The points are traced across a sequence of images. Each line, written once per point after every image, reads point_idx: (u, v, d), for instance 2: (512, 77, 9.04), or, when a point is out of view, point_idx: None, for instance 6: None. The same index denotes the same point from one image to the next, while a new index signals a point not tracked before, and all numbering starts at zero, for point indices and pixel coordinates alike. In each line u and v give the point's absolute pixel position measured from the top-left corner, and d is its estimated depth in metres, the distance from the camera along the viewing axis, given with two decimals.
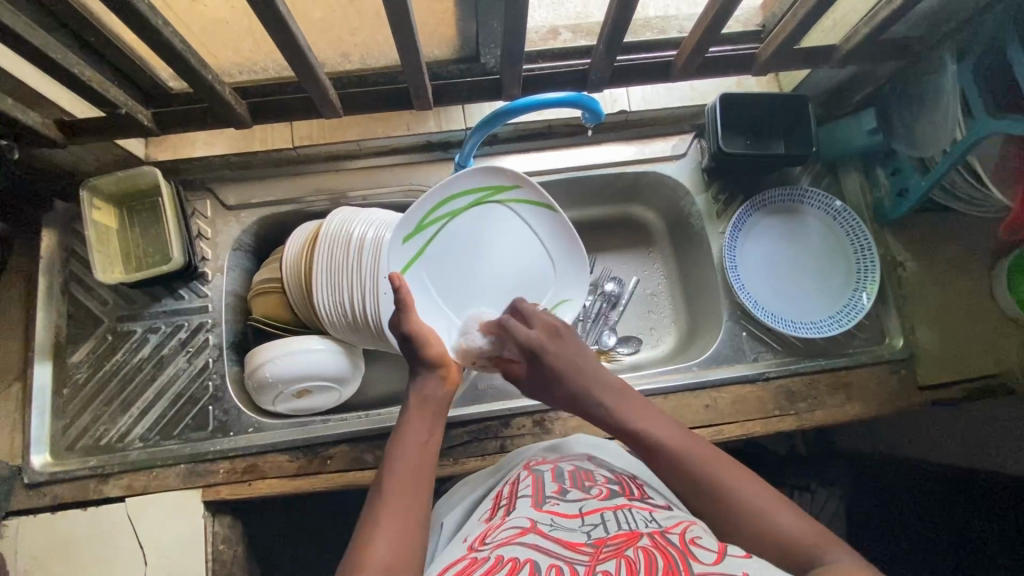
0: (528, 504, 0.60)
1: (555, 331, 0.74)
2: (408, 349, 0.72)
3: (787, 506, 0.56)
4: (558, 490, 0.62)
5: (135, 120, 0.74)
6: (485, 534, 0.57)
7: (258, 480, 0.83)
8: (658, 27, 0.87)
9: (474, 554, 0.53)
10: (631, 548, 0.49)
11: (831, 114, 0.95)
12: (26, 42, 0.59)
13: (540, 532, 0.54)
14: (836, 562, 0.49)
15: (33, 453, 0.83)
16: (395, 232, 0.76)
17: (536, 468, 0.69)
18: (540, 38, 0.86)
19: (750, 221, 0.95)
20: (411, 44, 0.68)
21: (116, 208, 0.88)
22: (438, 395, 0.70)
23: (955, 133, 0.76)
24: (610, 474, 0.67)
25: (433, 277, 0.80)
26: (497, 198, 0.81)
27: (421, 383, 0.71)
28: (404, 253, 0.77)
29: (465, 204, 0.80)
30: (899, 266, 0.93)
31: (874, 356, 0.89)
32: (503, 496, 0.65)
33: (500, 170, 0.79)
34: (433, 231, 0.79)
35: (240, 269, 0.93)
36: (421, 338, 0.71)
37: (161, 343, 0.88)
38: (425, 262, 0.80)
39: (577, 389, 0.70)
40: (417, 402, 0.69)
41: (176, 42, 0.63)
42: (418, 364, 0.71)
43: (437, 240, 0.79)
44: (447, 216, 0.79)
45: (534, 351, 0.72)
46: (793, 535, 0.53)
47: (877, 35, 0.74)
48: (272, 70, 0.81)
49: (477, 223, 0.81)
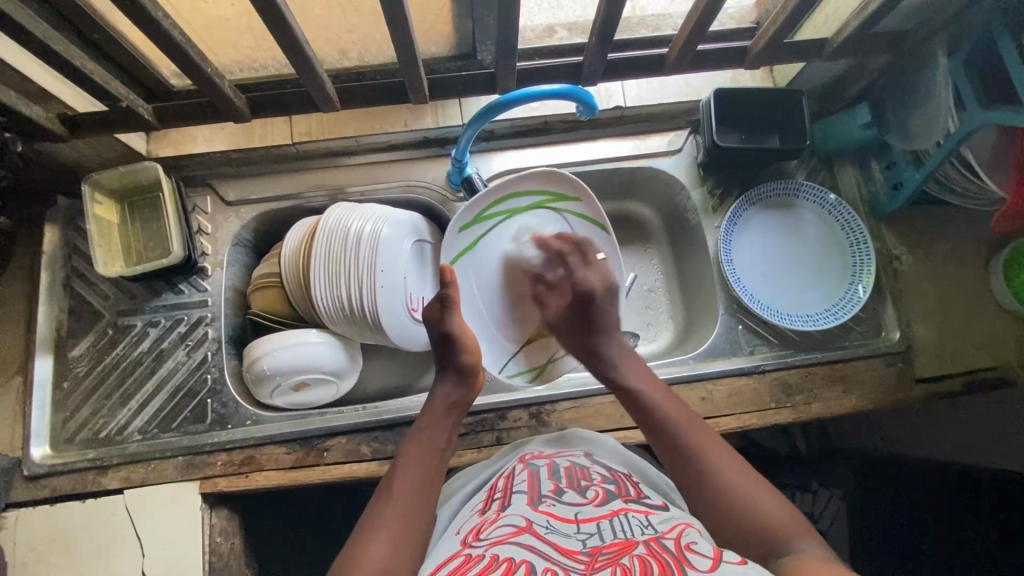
0: (523, 502, 0.60)
1: (608, 285, 0.80)
2: (443, 347, 0.74)
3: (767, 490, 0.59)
4: (554, 489, 0.62)
5: (135, 113, 0.75)
6: (479, 529, 0.57)
7: (255, 472, 0.83)
8: (653, 24, 0.88)
9: (469, 552, 0.53)
10: (627, 557, 0.49)
11: (824, 109, 0.96)
12: (28, 33, 0.61)
13: (535, 534, 0.54)
14: (805, 550, 0.53)
15: (34, 446, 0.83)
16: (454, 222, 0.87)
17: (532, 463, 0.69)
18: (536, 36, 0.88)
19: (746, 215, 0.96)
20: (405, 38, 0.69)
21: (118, 203, 0.89)
22: (462, 398, 0.71)
23: (949, 124, 0.76)
24: (606, 473, 0.67)
25: (480, 268, 0.91)
26: (555, 205, 0.91)
27: (442, 389, 0.71)
28: (461, 242, 0.89)
29: (526, 204, 0.91)
30: (895, 260, 0.93)
31: (871, 349, 0.89)
32: (498, 489, 0.65)
33: (561, 177, 0.88)
34: (488, 225, 0.90)
35: (239, 264, 0.94)
36: (459, 340, 0.73)
37: (161, 336, 0.89)
38: (475, 252, 0.90)
39: (597, 339, 0.77)
40: (441, 401, 0.70)
41: (176, 34, 0.64)
42: (450, 365, 0.73)
43: (489, 234, 0.90)
44: (503, 213, 0.90)
45: (584, 292, 0.78)
46: (770, 523, 0.56)
47: (867, 27, 0.75)
48: (271, 67, 0.83)
49: (528, 225, 0.91)
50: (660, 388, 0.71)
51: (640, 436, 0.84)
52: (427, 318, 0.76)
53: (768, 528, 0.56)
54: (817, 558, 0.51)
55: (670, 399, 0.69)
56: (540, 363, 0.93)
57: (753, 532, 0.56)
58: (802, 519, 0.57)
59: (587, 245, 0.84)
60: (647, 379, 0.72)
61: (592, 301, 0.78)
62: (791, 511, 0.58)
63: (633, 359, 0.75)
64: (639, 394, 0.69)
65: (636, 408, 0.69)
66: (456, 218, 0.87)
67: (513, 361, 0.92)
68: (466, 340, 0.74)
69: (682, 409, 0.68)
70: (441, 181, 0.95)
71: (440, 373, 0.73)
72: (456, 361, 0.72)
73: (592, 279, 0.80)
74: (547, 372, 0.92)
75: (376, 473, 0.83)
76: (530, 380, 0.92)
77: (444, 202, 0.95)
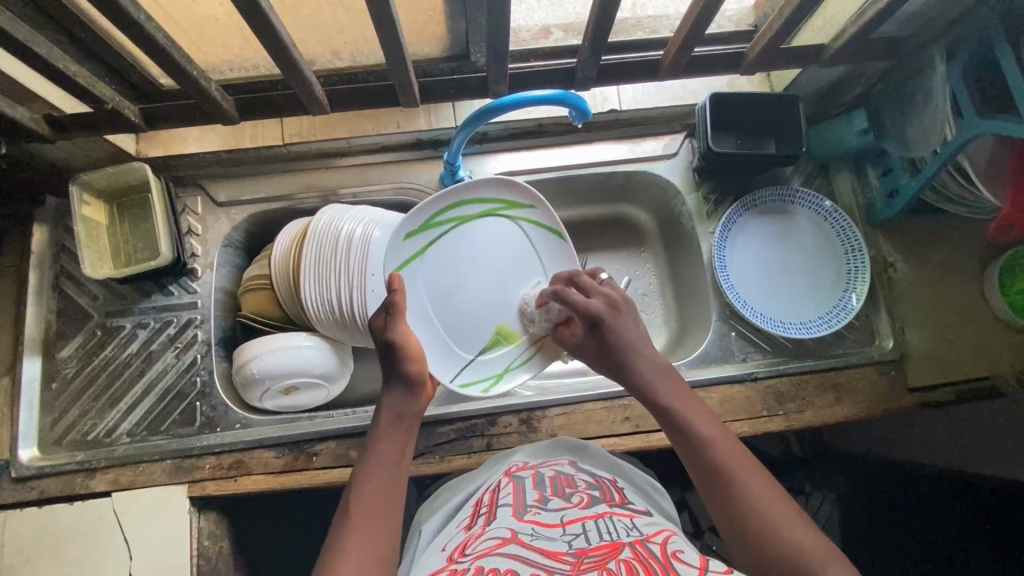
0: (508, 513, 0.59)
1: (613, 302, 0.72)
2: (386, 355, 0.69)
3: (797, 515, 0.53)
4: (539, 498, 0.61)
5: (122, 115, 0.74)
6: (464, 545, 0.56)
7: (244, 475, 0.83)
8: (651, 26, 0.87)
9: (454, 566, 0.52)
10: (613, 562, 0.48)
11: (821, 115, 0.95)
12: (8, 36, 0.59)
13: (521, 543, 0.53)
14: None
15: (22, 447, 0.83)
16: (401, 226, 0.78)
17: (517, 475, 0.68)
18: (531, 37, 0.86)
19: (741, 221, 0.95)
20: (395, 41, 0.68)
21: (106, 204, 0.88)
22: (410, 407, 0.67)
23: (944, 131, 0.74)
24: (590, 479, 0.66)
25: (428, 275, 0.82)
26: (508, 212, 0.84)
27: (390, 396, 0.68)
28: (407, 249, 0.80)
29: (477, 211, 0.83)
30: (890, 267, 0.92)
31: (864, 357, 0.89)
32: (483, 504, 0.64)
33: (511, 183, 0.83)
34: (437, 232, 0.82)
35: (230, 265, 0.93)
36: (402, 348, 0.69)
37: (150, 338, 0.88)
38: (425, 258, 0.82)
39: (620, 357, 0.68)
40: (390, 414, 0.66)
41: (160, 37, 0.62)
42: (395, 375, 0.68)
43: (441, 241, 0.82)
44: (453, 220, 0.82)
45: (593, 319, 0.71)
46: (799, 549, 0.50)
47: (865, 34, 0.74)
48: (262, 67, 0.82)
49: (483, 232, 0.84)
50: (698, 403, 0.64)
51: (630, 444, 0.84)
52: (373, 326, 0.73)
53: (793, 556, 0.50)
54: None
55: (708, 417, 0.62)
56: (495, 371, 0.86)
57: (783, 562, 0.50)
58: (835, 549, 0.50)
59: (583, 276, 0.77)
60: (680, 391, 0.65)
61: (601, 326, 0.70)
62: (822, 536, 0.51)
63: (668, 373, 0.67)
64: (674, 413, 0.63)
65: (671, 427, 0.62)
66: (400, 225, 0.78)
67: (464, 370, 0.84)
68: (410, 346, 0.69)
69: (718, 426, 0.61)
70: (434, 184, 0.94)
71: (385, 384, 0.69)
72: (401, 371, 0.68)
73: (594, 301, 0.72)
74: (500, 383, 0.86)
75: None
76: (485, 390, 0.85)
77: None
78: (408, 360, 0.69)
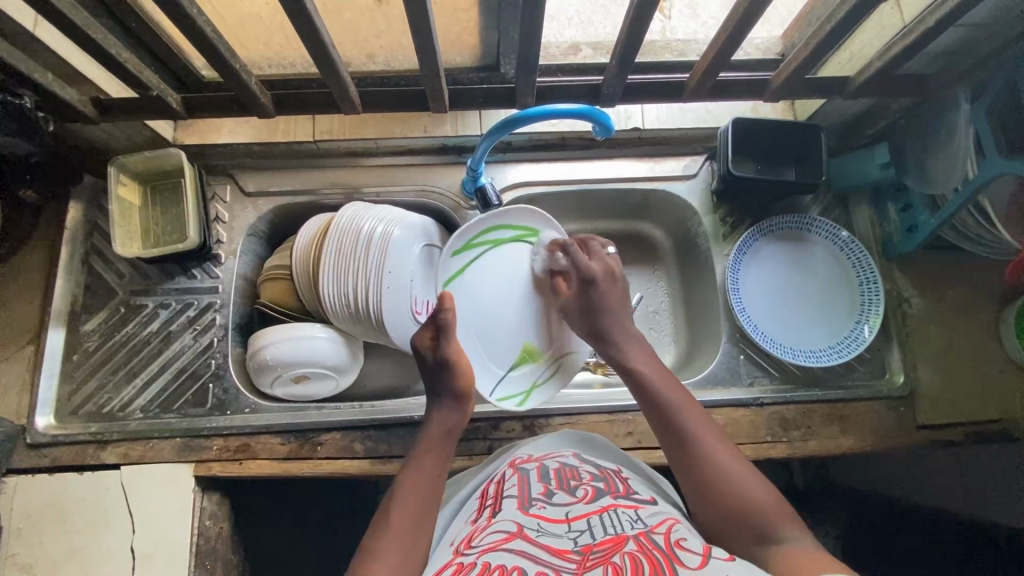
0: (513, 505, 0.59)
1: (612, 271, 0.83)
2: (437, 372, 0.74)
3: (754, 473, 0.60)
4: (544, 491, 0.61)
5: (165, 103, 0.78)
6: (471, 537, 0.56)
7: (249, 460, 0.85)
8: (678, 49, 0.89)
9: (460, 560, 0.53)
10: (618, 555, 0.49)
11: (843, 146, 0.96)
12: (69, 21, 0.63)
13: (527, 538, 0.53)
14: (790, 542, 0.54)
15: (39, 415, 0.85)
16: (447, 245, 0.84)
17: (522, 466, 0.68)
18: (561, 53, 0.90)
19: (757, 245, 0.96)
20: (429, 48, 0.71)
21: (140, 186, 0.91)
22: (457, 423, 0.71)
23: (967, 169, 0.75)
24: (595, 471, 0.67)
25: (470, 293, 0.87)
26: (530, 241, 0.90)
27: (442, 411, 0.72)
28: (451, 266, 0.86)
29: (508, 237, 0.89)
30: (904, 302, 0.92)
31: (873, 391, 0.88)
32: (490, 496, 0.65)
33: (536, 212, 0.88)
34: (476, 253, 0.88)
35: (252, 254, 0.96)
36: (452, 365, 0.74)
37: (170, 319, 0.91)
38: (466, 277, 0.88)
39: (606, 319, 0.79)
40: (438, 427, 0.70)
41: (209, 30, 0.66)
42: (446, 392, 0.73)
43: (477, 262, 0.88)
44: (488, 243, 0.88)
45: (588, 277, 0.81)
46: (760, 507, 0.57)
47: (889, 69, 0.76)
48: (299, 65, 0.85)
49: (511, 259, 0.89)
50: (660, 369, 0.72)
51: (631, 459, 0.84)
52: (418, 345, 0.77)
53: (755, 513, 0.57)
54: (803, 551, 0.52)
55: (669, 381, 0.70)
56: (524, 388, 0.89)
57: (736, 512, 0.58)
58: (787, 506, 0.58)
59: (592, 242, 0.87)
60: (649, 362, 0.73)
61: (594, 285, 0.80)
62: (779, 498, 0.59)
63: (638, 346, 0.76)
64: (637, 373, 0.71)
65: (637, 388, 0.70)
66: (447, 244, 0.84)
67: (501, 384, 0.87)
68: (458, 364, 0.73)
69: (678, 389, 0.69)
70: (455, 189, 0.97)
71: (435, 400, 0.73)
72: (452, 388, 0.73)
73: (594, 267, 0.82)
74: (531, 398, 0.88)
75: (367, 471, 0.84)
76: (519, 403, 0.87)
77: (456, 208, 0.96)
78: (455, 376, 0.73)
